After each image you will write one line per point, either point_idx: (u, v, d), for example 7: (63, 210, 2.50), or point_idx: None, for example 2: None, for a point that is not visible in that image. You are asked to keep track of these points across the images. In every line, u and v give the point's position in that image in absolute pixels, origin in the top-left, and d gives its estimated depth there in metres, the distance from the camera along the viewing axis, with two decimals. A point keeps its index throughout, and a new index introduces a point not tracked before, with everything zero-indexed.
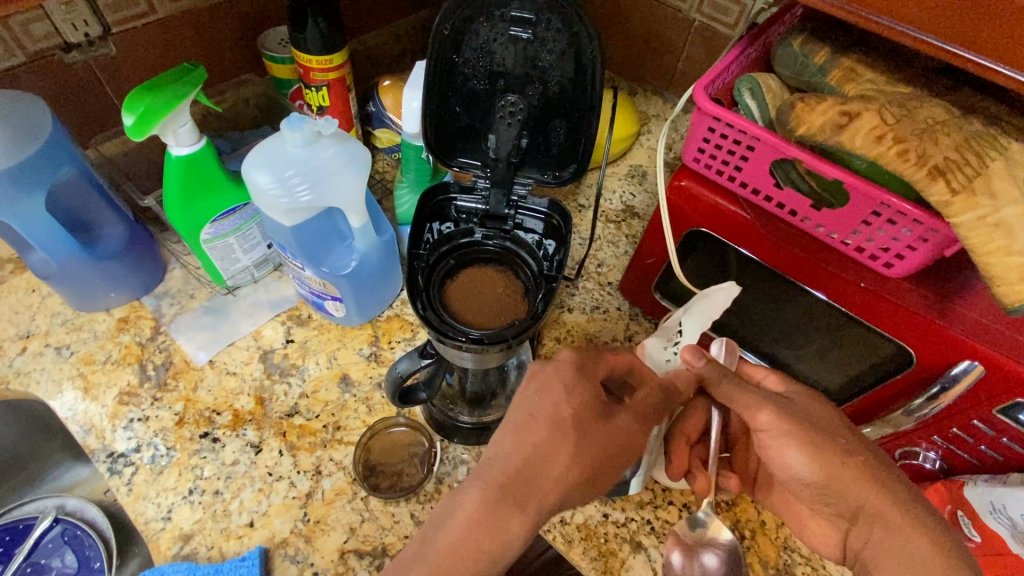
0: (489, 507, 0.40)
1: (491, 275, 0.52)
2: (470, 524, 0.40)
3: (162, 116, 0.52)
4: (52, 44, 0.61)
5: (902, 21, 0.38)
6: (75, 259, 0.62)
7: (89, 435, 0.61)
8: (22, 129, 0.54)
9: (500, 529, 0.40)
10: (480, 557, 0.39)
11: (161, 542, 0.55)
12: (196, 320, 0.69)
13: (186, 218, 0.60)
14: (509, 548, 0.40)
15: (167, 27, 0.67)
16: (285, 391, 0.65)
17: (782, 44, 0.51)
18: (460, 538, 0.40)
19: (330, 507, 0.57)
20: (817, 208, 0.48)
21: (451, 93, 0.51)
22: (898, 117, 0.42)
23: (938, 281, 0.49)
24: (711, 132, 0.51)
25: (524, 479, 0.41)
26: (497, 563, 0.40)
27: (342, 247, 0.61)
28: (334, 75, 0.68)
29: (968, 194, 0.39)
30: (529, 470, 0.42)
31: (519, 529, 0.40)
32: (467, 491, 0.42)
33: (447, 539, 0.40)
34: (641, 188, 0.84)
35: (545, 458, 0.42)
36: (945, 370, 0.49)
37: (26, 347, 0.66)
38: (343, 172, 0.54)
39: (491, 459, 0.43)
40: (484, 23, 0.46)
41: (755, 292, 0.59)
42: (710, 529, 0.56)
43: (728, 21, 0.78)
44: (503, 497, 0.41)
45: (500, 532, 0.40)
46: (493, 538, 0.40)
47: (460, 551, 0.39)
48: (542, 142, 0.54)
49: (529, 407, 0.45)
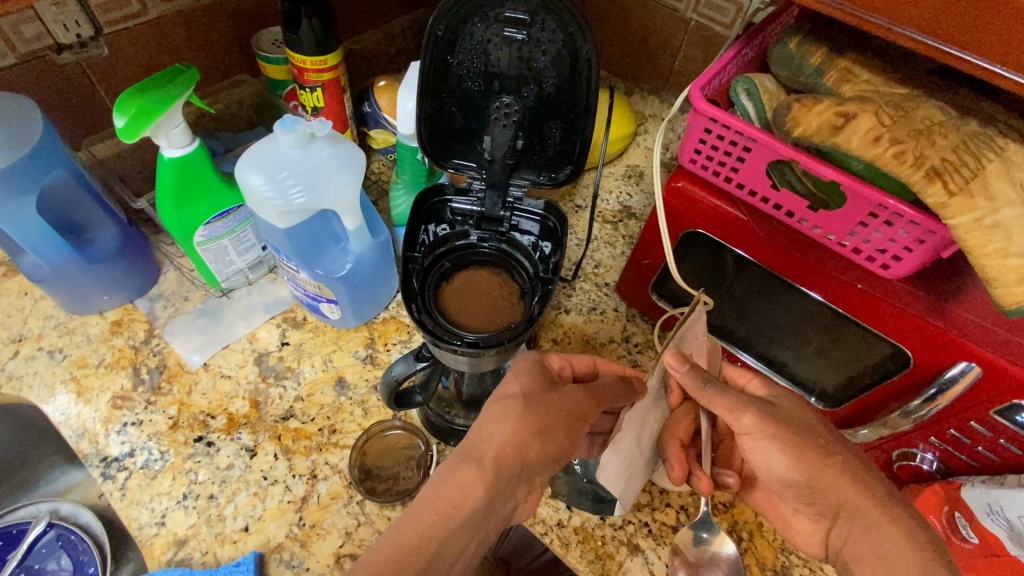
0: (447, 467, 0.42)
1: (487, 277, 0.52)
2: (433, 486, 0.41)
3: (154, 118, 0.51)
4: (44, 45, 0.61)
5: (898, 22, 0.38)
6: (67, 262, 0.61)
7: (82, 439, 0.60)
8: (12, 131, 0.54)
9: (459, 481, 0.41)
10: (447, 510, 0.40)
11: (155, 547, 0.55)
12: (190, 323, 0.68)
13: (179, 220, 0.59)
14: (470, 498, 0.41)
15: (160, 28, 0.66)
16: (280, 394, 0.64)
17: (778, 45, 0.51)
18: (426, 500, 0.40)
19: (325, 511, 0.57)
20: (814, 210, 0.48)
21: (446, 94, 0.51)
22: (895, 119, 0.42)
23: (936, 283, 0.49)
24: (708, 133, 0.50)
25: (479, 440, 0.44)
26: (462, 517, 0.40)
27: (337, 249, 0.60)
28: (329, 75, 0.67)
29: (965, 196, 0.38)
30: (483, 433, 0.45)
31: (476, 481, 0.42)
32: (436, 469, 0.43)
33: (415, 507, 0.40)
34: (637, 188, 0.84)
35: (498, 417, 0.45)
36: (943, 372, 0.48)
37: (18, 350, 0.65)
38: (337, 174, 0.54)
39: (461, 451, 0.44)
40: (478, 24, 0.46)
41: (751, 293, 0.59)
42: (713, 544, 0.57)
43: (724, 21, 0.77)
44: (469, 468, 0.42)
45: (461, 483, 0.41)
46: (453, 491, 0.41)
47: (431, 509, 0.40)
48: (538, 143, 0.53)
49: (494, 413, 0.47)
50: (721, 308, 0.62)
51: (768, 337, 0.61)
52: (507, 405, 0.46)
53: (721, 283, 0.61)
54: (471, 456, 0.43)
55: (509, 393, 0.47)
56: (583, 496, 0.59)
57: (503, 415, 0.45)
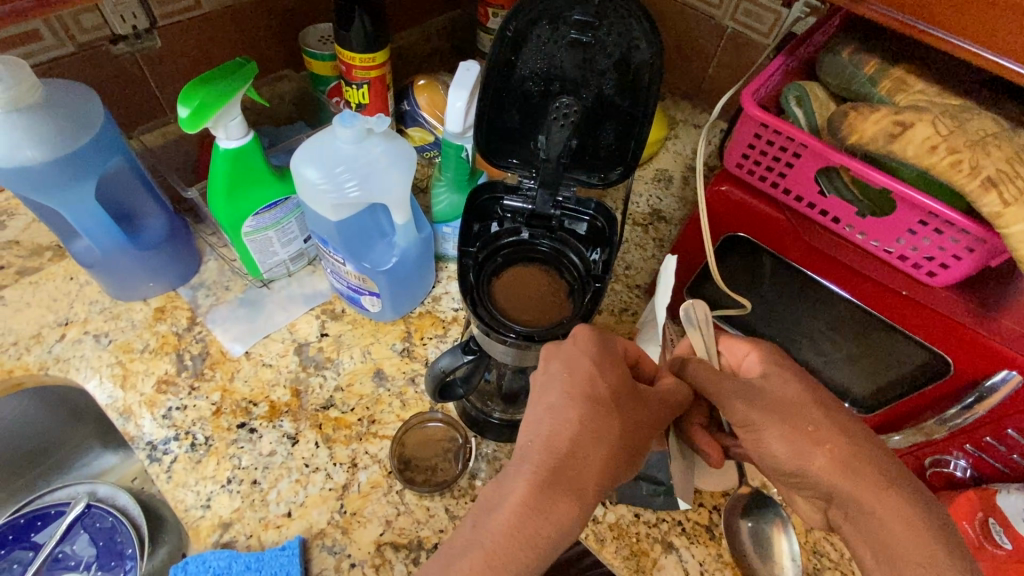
0: (542, 495, 0.37)
1: (536, 273, 0.53)
2: (526, 512, 0.37)
3: (216, 109, 0.53)
4: (101, 36, 0.62)
5: (958, 34, 0.38)
6: (118, 248, 0.62)
7: (128, 422, 0.62)
8: (74, 118, 0.55)
9: (552, 514, 0.37)
10: (538, 538, 0.36)
11: (201, 529, 0.56)
12: (232, 312, 0.70)
13: (230, 211, 0.61)
14: (564, 533, 0.37)
15: (212, 22, 0.68)
16: (320, 384, 0.65)
17: (831, 54, 0.52)
18: (514, 524, 0.36)
19: (366, 499, 0.58)
20: (862, 217, 0.49)
21: (504, 93, 0.52)
22: (952, 128, 0.42)
23: (979, 292, 0.50)
24: (758, 138, 0.51)
25: (573, 466, 0.39)
26: (554, 546, 0.37)
27: (383, 243, 0.62)
28: (376, 73, 0.69)
29: (1021, 206, 0.39)
30: (579, 456, 0.39)
31: (571, 516, 0.37)
32: (516, 477, 0.38)
33: (501, 527, 0.37)
34: (668, 191, 0.85)
35: (592, 441, 0.40)
36: (983, 381, 0.49)
37: (65, 334, 0.67)
38: (391, 169, 0.55)
39: (544, 448, 0.40)
40: (545, 26, 0.47)
41: (788, 297, 0.60)
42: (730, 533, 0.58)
43: (761, 29, 0.78)
44: (569, 502, 0.37)
45: (555, 515, 0.37)
46: (551, 523, 0.37)
47: (517, 536, 0.36)
48: (590, 144, 0.54)
49: (597, 426, 0.40)
50: (758, 311, 0.63)
51: (803, 341, 0.62)
52: (605, 424, 0.40)
53: (758, 287, 0.62)
54: (567, 486, 0.38)
55: (600, 402, 0.41)
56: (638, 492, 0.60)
57: (598, 441, 0.40)
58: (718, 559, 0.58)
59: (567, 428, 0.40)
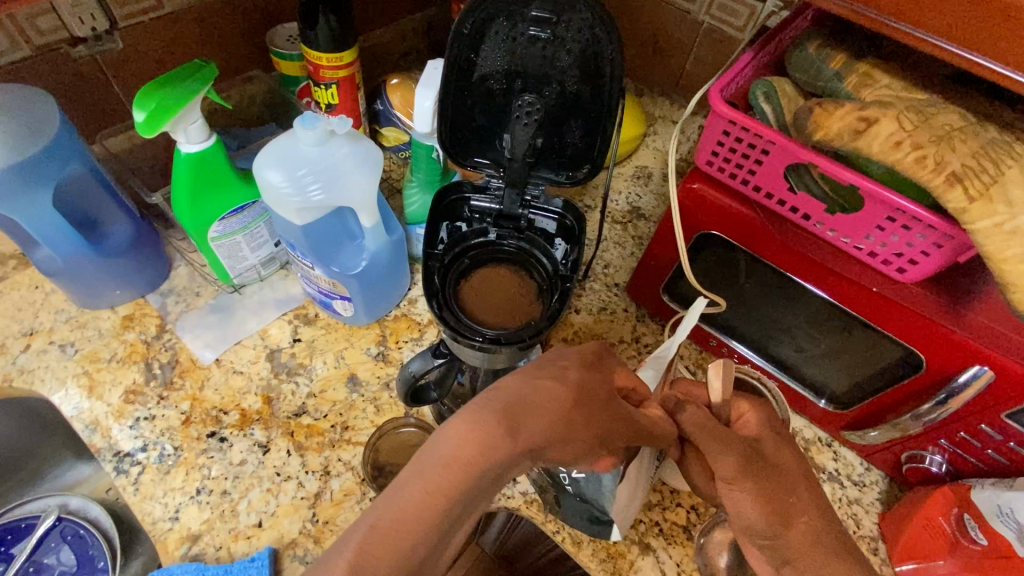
0: (469, 424, 0.34)
1: (505, 274, 0.53)
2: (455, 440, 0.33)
3: (174, 112, 0.52)
4: (59, 38, 0.60)
5: (922, 28, 0.38)
6: (81, 255, 0.61)
7: (94, 434, 0.60)
8: (29, 125, 0.53)
9: (482, 435, 0.34)
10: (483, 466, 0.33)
11: (169, 542, 0.55)
12: (201, 318, 0.68)
13: (195, 216, 0.59)
14: (488, 464, 0.33)
15: (175, 24, 0.66)
16: (292, 391, 0.64)
17: (798, 49, 0.51)
18: (445, 454, 0.33)
19: (338, 507, 0.57)
20: (831, 213, 0.49)
21: (467, 92, 0.51)
22: (916, 123, 0.42)
23: (949, 286, 0.50)
24: (725, 135, 0.51)
25: (520, 411, 0.36)
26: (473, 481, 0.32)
27: (352, 245, 0.61)
28: (344, 73, 0.67)
29: (985, 201, 0.39)
30: (521, 405, 0.37)
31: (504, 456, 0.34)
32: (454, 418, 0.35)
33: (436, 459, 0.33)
34: (647, 189, 0.84)
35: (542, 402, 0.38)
36: (954, 377, 0.49)
37: (29, 344, 0.65)
38: (356, 170, 0.54)
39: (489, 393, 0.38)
40: (504, 23, 0.46)
41: (761, 294, 0.60)
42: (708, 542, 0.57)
43: (737, 24, 0.78)
44: (501, 438, 0.34)
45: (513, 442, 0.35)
46: (473, 451, 0.33)
47: (452, 466, 0.32)
48: (557, 142, 0.54)
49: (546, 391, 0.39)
50: (734, 309, 0.63)
51: (778, 337, 0.62)
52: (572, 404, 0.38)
53: (734, 285, 0.62)
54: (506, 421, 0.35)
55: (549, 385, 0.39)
56: (577, 515, 0.55)
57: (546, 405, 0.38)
58: (696, 559, 0.58)
59: (506, 391, 0.38)
